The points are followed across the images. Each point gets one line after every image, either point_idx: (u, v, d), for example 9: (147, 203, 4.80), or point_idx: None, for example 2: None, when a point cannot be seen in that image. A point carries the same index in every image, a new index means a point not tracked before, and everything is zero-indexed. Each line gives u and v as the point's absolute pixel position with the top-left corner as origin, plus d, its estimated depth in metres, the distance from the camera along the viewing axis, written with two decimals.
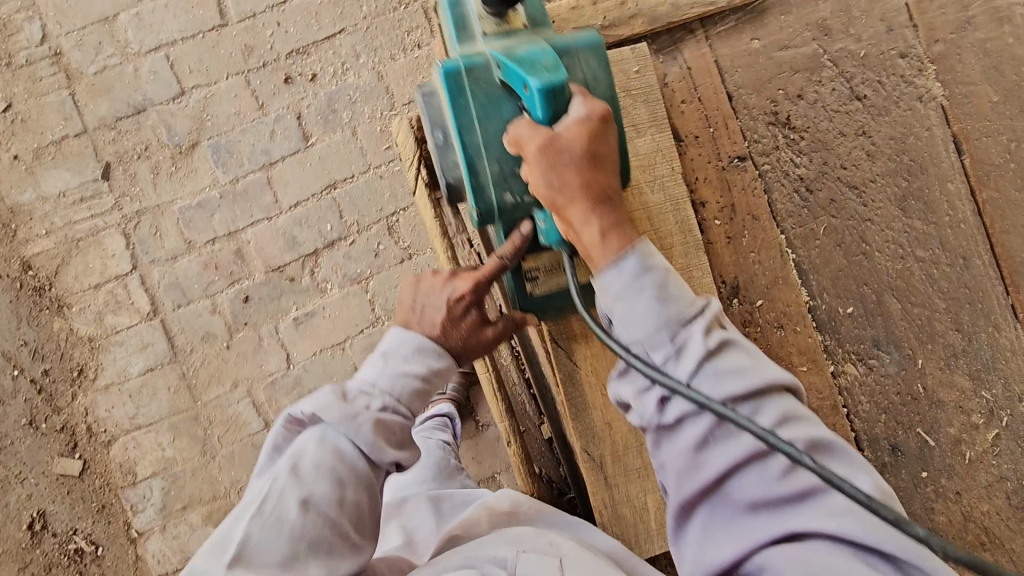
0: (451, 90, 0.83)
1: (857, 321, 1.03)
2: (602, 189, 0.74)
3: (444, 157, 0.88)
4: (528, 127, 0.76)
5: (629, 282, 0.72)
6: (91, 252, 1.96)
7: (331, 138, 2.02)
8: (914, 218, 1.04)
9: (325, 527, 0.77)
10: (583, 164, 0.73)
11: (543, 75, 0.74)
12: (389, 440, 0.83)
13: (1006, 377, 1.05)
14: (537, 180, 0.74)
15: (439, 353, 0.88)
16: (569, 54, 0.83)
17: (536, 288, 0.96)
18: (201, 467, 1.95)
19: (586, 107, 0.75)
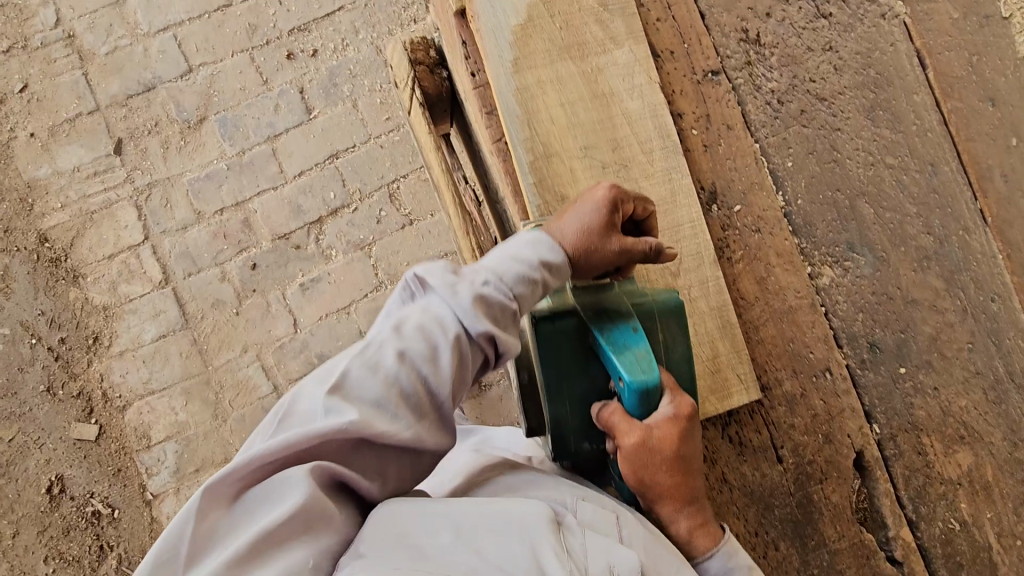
0: (542, 347, 0.88)
1: (832, 224, 1.08)
2: (688, 497, 0.85)
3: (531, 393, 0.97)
4: (621, 414, 0.84)
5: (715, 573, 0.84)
6: (105, 225, 2.04)
7: (332, 111, 2.11)
8: (883, 127, 1.10)
9: (424, 378, 0.74)
10: (673, 470, 0.83)
11: (637, 373, 0.80)
12: (485, 315, 0.78)
13: (976, 278, 1.11)
14: (629, 472, 0.83)
15: (553, 248, 0.83)
16: (653, 321, 0.89)
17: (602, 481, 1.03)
18: (213, 430, 2.00)
19: (675, 405, 0.83)
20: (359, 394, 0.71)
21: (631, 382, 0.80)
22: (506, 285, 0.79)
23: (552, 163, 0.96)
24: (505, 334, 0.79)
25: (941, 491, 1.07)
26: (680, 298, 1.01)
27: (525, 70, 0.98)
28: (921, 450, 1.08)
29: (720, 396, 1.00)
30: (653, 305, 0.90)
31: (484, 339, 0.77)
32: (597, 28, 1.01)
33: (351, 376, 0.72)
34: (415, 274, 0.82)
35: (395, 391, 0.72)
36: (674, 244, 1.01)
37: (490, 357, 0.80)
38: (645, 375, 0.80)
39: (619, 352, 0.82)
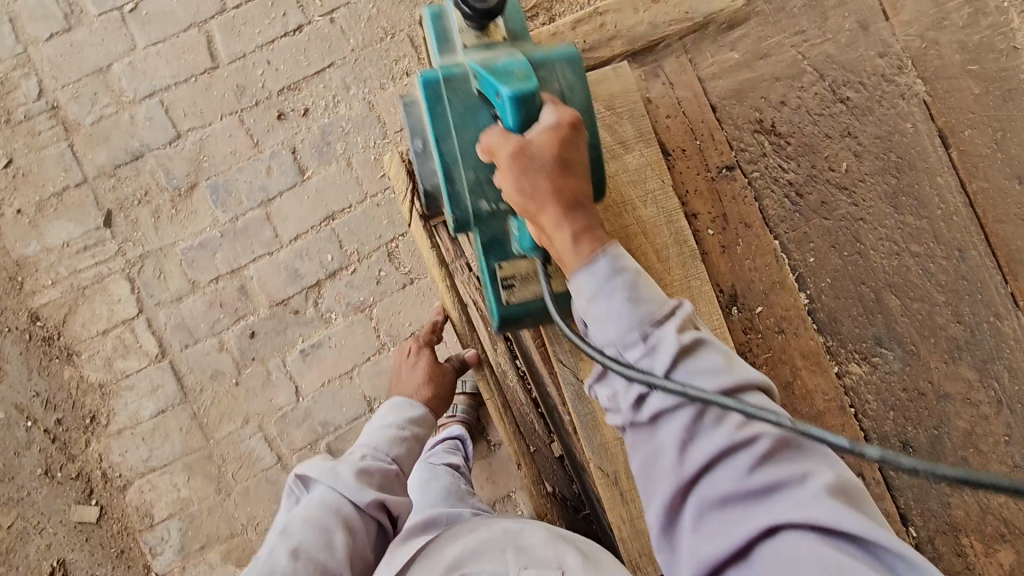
0: (430, 102, 0.90)
1: (858, 320, 1.04)
2: (572, 199, 0.78)
3: (424, 163, 0.98)
4: (500, 134, 0.82)
5: (603, 284, 0.76)
6: (98, 299, 1.98)
7: (326, 171, 2.05)
8: (906, 213, 1.05)
9: (320, 560, 0.93)
10: (554, 173, 0.78)
11: (514, 85, 0.80)
12: (366, 483, 1.05)
13: (1012, 365, 1.04)
14: (511, 187, 0.79)
15: (411, 405, 1.22)
16: (546, 67, 0.89)
17: (512, 296, 1.00)
18: (217, 506, 1.95)
19: (556, 114, 0.81)
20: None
21: (510, 95, 0.80)
22: (382, 453, 1.12)
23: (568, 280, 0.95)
24: (394, 498, 1.06)
25: None
26: None
27: None
28: (960, 552, 1.03)
29: None
30: (545, 54, 0.90)
31: (372, 507, 1.02)
32: (605, 133, 0.98)
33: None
34: (297, 477, 1.08)
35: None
36: None
37: (383, 522, 1.04)
38: (524, 87, 0.80)
39: (499, 75, 0.83)
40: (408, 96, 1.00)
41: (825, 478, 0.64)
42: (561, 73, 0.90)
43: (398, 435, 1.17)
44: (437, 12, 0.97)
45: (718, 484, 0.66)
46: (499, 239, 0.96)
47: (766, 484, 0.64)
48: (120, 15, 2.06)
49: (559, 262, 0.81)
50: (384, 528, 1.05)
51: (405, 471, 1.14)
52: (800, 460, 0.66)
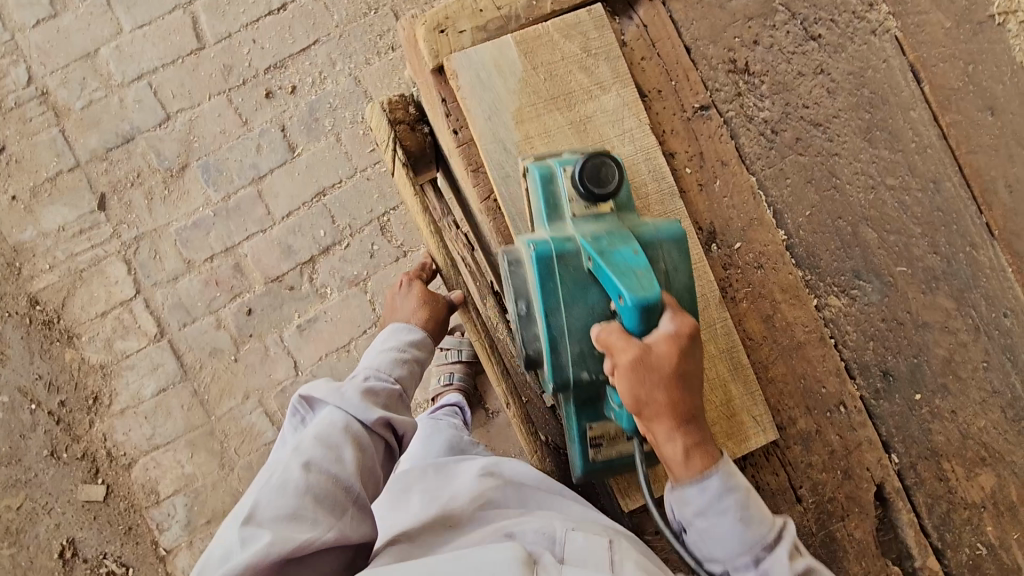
0: (541, 277, 0.86)
1: (836, 253, 1.06)
2: (695, 441, 0.79)
3: (526, 327, 0.93)
4: (620, 334, 0.79)
5: (715, 502, 0.79)
6: (95, 282, 2.01)
7: (316, 147, 2.07)
8: (881, 148, 1.07)
9: (335, 475, 0.88)
10: (674, 388, 0.77)
11: (636, 290, 0.77)
12: (374, 402, 1.01)
13: (988, 294, 1.07)
14: (629, 394, 0.77)
15: (411, 329, 1.17)
16: (655, 247, 0.85)
17: (599, 455, 0.98)
18: (221, 480, 1.98)
19: (676, 323, 0.77)
20: (277, 509, 0.82)
21: (631, 300, 0.77)
22: (386, 372, 1.08)
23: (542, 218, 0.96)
24: (401, 417, 1.03)
25: (965, 516, 1.05)
26: None
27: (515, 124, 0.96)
28: (942, 477, 1.05)
29: (737, 441, 0.99)
30: (654, 232, 0.86)
31: (379, 426, 0.98)
32: (581, 75, 0.99)
33: (266, 500, 0.83)
34: (301, 396, 1.00)
35: (311, 497, 0.85)
36: None
37: (390, 442, 1.01)
38: (645, 291, 0.77)
39: (620, 273, 0.79)
40: (509, 251, 0.94)
41: None
42: (666, 252, 0.86)
43: (400, 358, 1.12)
44: (546, 173, 0.90)
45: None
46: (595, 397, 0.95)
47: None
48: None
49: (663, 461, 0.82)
50: (391, 447, 1.02)
51: (407, 393, 1.10)
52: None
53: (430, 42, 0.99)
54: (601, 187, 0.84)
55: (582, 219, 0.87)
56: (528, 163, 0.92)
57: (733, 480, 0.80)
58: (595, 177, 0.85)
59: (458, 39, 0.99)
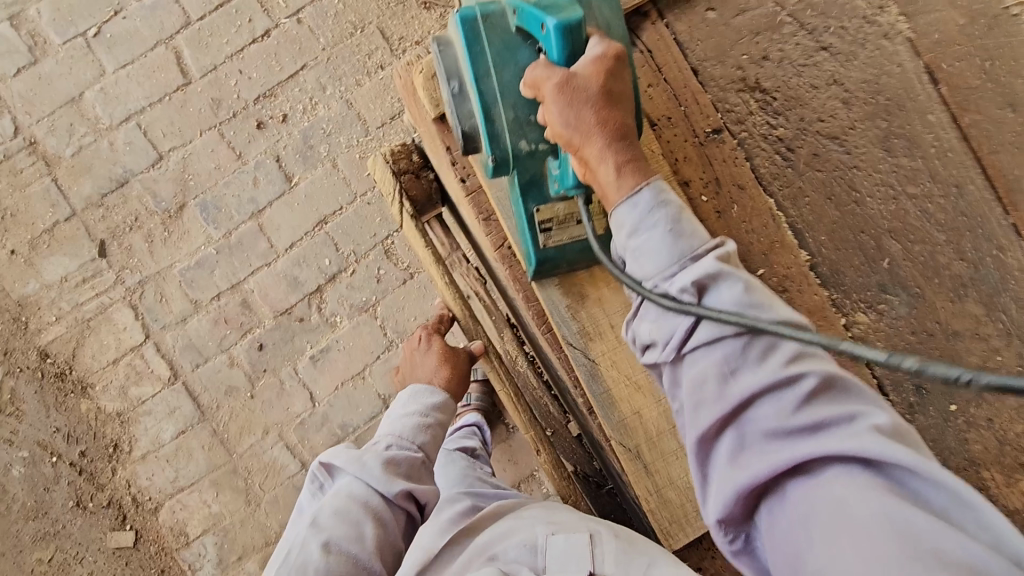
0: (467, 41, 0.82)
1: (861, 269, 1.03)
2: (618, 129, 0.72)
3: (460, 105, 0.86)
4: (546, 68, 0.76)
5: (645, 216, 0.70)
6: (103, 330, 1.99)
7: (312, 175, 2.03)
8: (900, 156, 1.04)
9: (353, 554, 0.90)
10: (597, 73, 0.73)
11: (560, 14, 0.74)
12: (395, 472, 1.01)
13: (1018, 297, 1.04)
14: (556, 116, 0.73)
15: (433, 391, 1.16)
16: (581, 5, 0.87)
17: (551, 240, 0.89)
18: (249, 517, 1.98)
19: (602, 46, 0.74)
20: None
21: (556, 24, 0.73)
22: (407, 440, 1.07)
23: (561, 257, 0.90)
24: (424, 486, 1.03)
25: (1008, 524, 1.03)
26: None
27: None
28: (983, 486, 1.04)
29: None
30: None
31: (401, 499, 0.98)
32: None
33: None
34: (320, 464, 1.04)
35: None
36: None
37: (413, 512, 1.01)
38: (568, 17, 0.74)
39: (544, 5, 0.76)
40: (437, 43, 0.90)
41: (882, 414, 0.58)
42: (595, 16, 0.88)
43: (421, 423, 1.10)
44: None
45: (762, 417, 0.61)
46: (538, 179, 0.86)
47: (810, 423, 0.58)
48: (84, 42, 2.02)
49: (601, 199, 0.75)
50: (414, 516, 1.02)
51: (431, 459, 1.09)
52: (841, 400, 0.60)
53: (428, 91, 0.94)
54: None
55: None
56: None
57: (669, 197, 0.70)
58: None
59: None
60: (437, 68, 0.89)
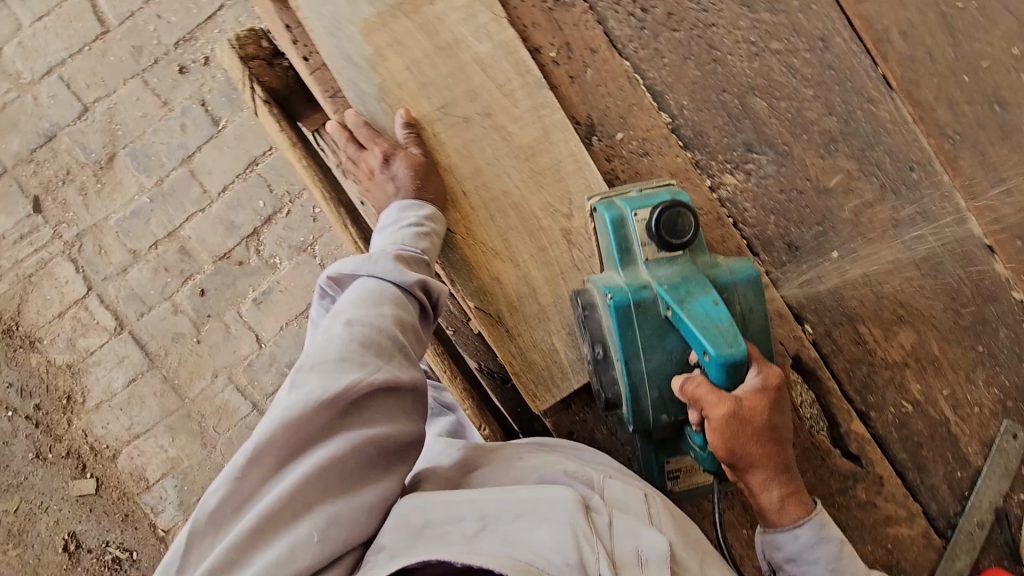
0: (619, 325, 0.83)
1: (725, 129, 1.02)
2: (779, 465, 0.79)
3: (604, 371, 0.88)
4: (708, 387, 0.77)
5: (806, 551, 0.82)
6: (46, 284, 2.01)
7: (240, 117, 2.02)
8: (761, 11, 1.01)
9: (381, 328, 0.75)
10: (764, 440, 0.77)
11: (723, 347, 0.74)
12: (408, 266, 0.83)
13: (891, 149, 1.04)
14: (719, 445, 0.77)
15: (419, 205, 0.89)
16: (729, 290, 0.83)
17: (678, 484, 0.95)
18: (206, 459, 2.04)
19: (763, 375, 0.77)
20: (324, 358, 0.71)
21: (717, 356, 0.74)
22: (410, 243, 0.85)
23: (410, 121, 0.91)
24: (434, 280, 0.85)
25: (888, 377, 1.04)
26: (580, 239, 0.95)
27: (371, 32, 0.91)
28: (861, 341, 1.04)
29: None
30: (727, 274, 0.84)
31: (418, 288, 0.81)
32: None
33: (315, 348, 0.72)
34: (327, 277, 0.85)
35: (356, 344, 0.72)
36: (560, 183, 0.95)
37: (426, 307, 0.84)
38: (731, 348, 0.75)
39: (701, 325, 0.76)
40: (580, 291, 0.90)
41: None
42: (741, 292, 0.84)
43: (421, 233, 0.87)
44: (616, 216, 0.86)
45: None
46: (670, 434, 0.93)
47: None
48: None
49: (757, 509, 0.84)
50: (425, 317, 0.85)
51: None
52: None
53: None
54: (675, 233, 0.80)
55: (656, 263, 0.83)
56: (596, 205, 0.89)
57: (829, 532, 0.83)
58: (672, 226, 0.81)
59: None
60: (580, 313, 0.89)
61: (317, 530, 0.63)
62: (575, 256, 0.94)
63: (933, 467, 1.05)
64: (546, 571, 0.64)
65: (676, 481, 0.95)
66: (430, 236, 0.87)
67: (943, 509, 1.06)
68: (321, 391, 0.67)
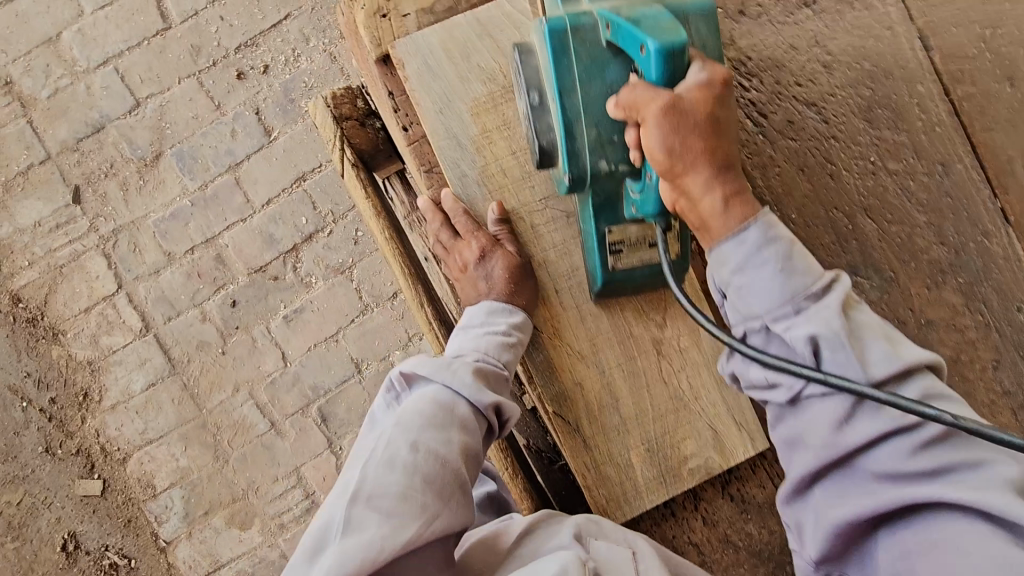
0: (554, 52, 0.73)
1: (831, 248, 0.96)
2: (725, 161, 0.64)
3: (540, 118, 0.79)
4: (644, 88, 0.65)
5: (752, 255, 0.64)
6: (76, 277, 1.96)
7: (293, 129, 1.97)
8: (883, 128, 0.97)
9: (446, 461, 0.70)
10: (707, 136, 0.63)
11: (663, 36, 0.64)
12: (483, 384, 0.79)
13: (1000, 287, 0.98)
14: (654, 145, 0.64)
15: (509, 310, 0.84)
16: (681, 19, 0.72)
17: (619, 262, 0.84)
18: (216, 473, 1.99)
19: (707, 71, 0.65)
20: (383, 495, 0.65)
21: (657, 48, 0.64)
22: (491, 355, 0.81)
23: (503, 214, 0.86)
24: (507, 398, 0.81)
25: None
26: (670, 349, 0.91)
27: (482, 113, 0.87)
28: None
29: (725, 454, 0.91)
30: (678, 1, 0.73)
31: (490, 411, 0.77)
32: None
33: (375, 479, 0.66)
34: (398, 373, 0.79)
35: (418, 480, 0.67)
36: (656, 289, 0.90)
37: (493, 427, 0.80)
38: (673, 39, 0.64)
39: (641, 24, 0.66)
40: (521, 45, 0.82)
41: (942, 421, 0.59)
42: (695, 25, 0.73)
43: (506, 343, 0.82)
44: None
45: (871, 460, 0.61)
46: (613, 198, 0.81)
47: (929, 467, 0.58)
48: None
49: (700, 230, 0.67)
50: (489, 435, 0.81)
51: None
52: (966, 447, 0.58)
53: (370, 29, 0.90)
54: None
55: None
56: None
57: (778, 232, 0.65)
58: None
59: (401, 23, 0.91)
60: (519, 67, 0.81)
61: None
62: (664, 368, 0.90)
63: None
64: None
65: (617, 256, 0.83)
66: (514, 347, 0.83)
67: None
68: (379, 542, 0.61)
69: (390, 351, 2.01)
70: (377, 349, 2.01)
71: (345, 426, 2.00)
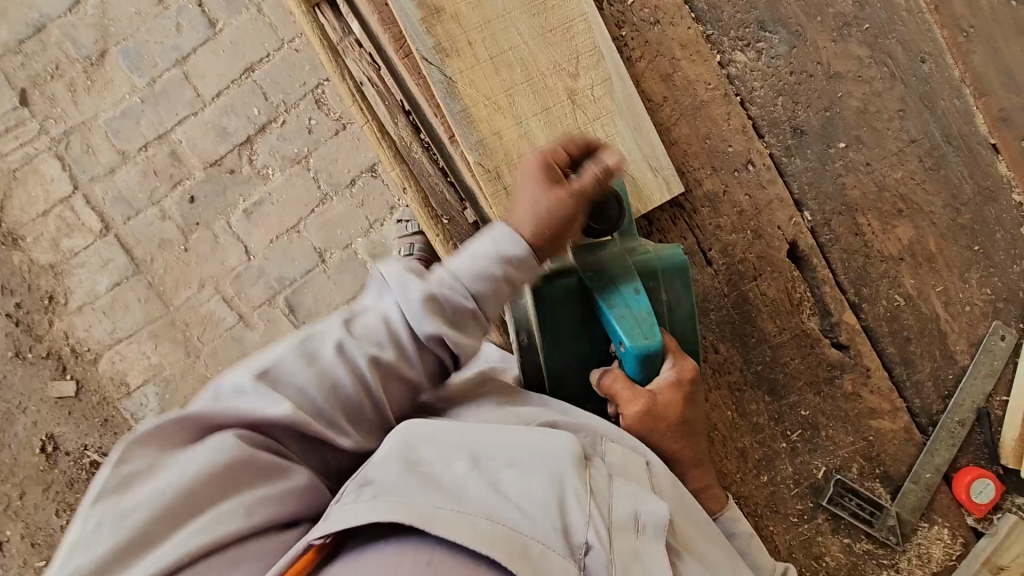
0: None
1: (738, 5, 1.00)
2: (693, 457, 0.85)
3: (529, 356, 0.92)
4: (623, 382, 0.83)
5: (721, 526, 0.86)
6: (32, 181, 1.97)
7: (238, 21, 1.97)
8: None
9: (364, 376, 0.70)
10: (678, 436, 0.84)
11: (638, 341, 0.77)
12: (441, 323, 0.72)
13: (903, 39, 1.02)
14: (633, 439, 0.84)
15: (513, 240, 0.74)
16: (655, 281, 0.85)
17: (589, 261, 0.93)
18: (189, 368, 1.99)
19: (676, 370, 0.83)
20: (291, 383, 0.67)
21: (631, 348, 0.78)
22: (462, 285, 0.73)
23: None
24: (457, 333, 0.73)
25: (883, 270, 1.04)
26: (584, 100, 0.93)
27: None
28: (859, 232, 1.03)
29: (641, 200, 0.96)
30: (655, 263, 0.84)
31: (434, 343, 0.72)
32: None
33: (289, 361, 0.68)
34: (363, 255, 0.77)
35: (331, 390, 0.68)
36: (568, 41, 0.93)
37: (445, 364, 0.76)
38: (646, 342, 0.77)
39: (619, 320, 0.78)
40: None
41: None
42: (669, 283, 0.86)
43: (485, 272, 0.73)
44: None
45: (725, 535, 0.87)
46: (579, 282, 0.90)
47: None
48: None
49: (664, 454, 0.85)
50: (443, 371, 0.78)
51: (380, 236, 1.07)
52: None
53: None
54: (602, 224, 0.80)
55: (584, 249, 0.83)
56: None
57: (742, 527, 0.87)
58: (599, 212, 0.80)
59: None
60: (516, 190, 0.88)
61: (244, 506, 0.60)
62: (579, 117, 0.93)
63: (919, 363, 1.05)
64: (527, 534, 0.58)
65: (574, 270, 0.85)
66: (489, 288, 0.74)
67: (926, 405, 1.06)
68: (270, 408, 0.64)
69: (352, 239, 2.00)
70: (339, 238, 2.00)
71: (312, 315, 2.00)
